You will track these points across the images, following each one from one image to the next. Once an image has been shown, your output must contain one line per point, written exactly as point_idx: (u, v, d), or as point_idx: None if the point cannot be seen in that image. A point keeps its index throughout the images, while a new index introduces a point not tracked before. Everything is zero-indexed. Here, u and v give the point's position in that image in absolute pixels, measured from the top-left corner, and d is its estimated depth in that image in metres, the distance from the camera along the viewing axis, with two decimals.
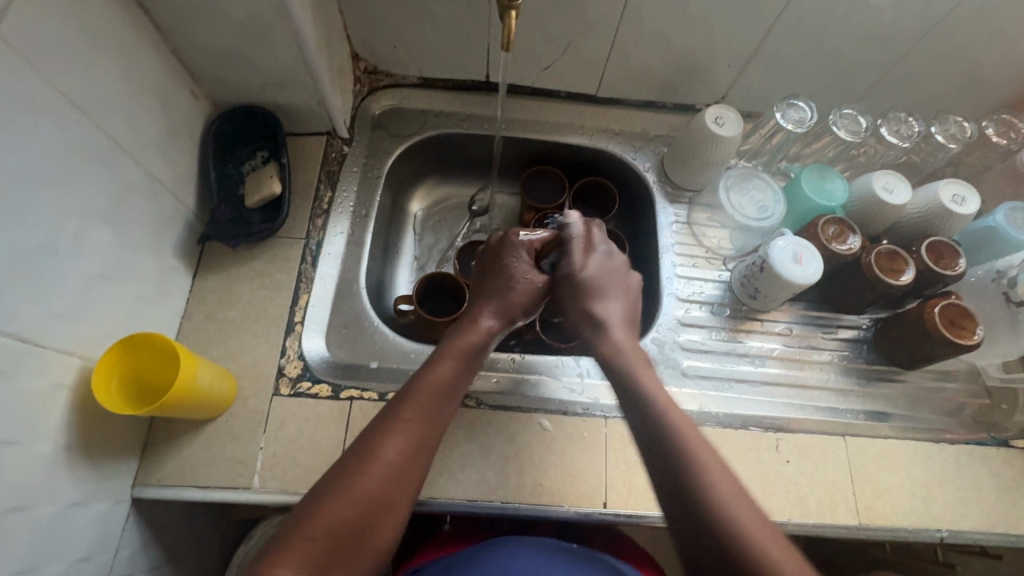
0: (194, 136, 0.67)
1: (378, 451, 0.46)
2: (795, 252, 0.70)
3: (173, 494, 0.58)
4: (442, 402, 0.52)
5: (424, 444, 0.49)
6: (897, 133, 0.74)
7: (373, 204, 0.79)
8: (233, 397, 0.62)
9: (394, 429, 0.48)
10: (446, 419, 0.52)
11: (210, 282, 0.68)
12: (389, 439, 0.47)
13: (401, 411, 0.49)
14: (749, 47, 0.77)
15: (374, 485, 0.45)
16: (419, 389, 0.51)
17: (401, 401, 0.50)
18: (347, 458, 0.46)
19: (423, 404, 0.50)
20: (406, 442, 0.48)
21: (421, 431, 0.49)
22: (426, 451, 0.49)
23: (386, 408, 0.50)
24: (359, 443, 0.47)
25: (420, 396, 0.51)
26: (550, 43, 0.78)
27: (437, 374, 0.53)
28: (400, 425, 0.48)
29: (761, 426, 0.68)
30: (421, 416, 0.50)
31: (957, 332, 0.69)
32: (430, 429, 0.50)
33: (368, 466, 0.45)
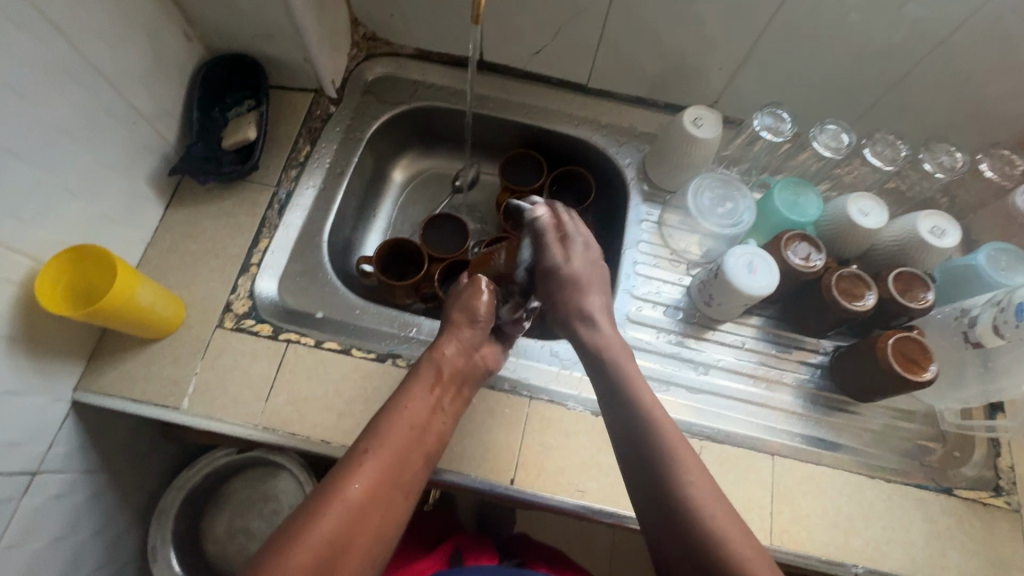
0: (183, 76, 0.71)
1: (340, 489, 0.49)
2: (750, 262, 0.68)
3: (109, 403, 0.63)
4: (412, 438, 0.54)
5: (388, 481, 0.51)
6: (880, 154, 0.72)
7: (350, 163, 0.82)
8: (177, 323, 0.66)
9: (358, 466, 0.50)
10: (418, 453, 0.54)
11: (180, 215, 0.72)
12: (352, 477, 0.49)
13: (366, 447, 0.52)
14: (740, 51, 0.75)
15: (334, 525, 0.47)
16: (387, 425, 0.54)
17: (368, 439, 0.53)
18: (308, 501, 0.48)
19: (392, 442, 0.53)
20: (372, 478, 0.50)
21: (385, 469, 0.51)
22: (392, 487, 0.51)
23: (354, 446, 0.53)
24: (323, 484, 0.50)
25: (387, 432, 0.53)
26: (540, 27, 0.79)
27: (410, 411, 0.56)
28: (363, 465, 0.50)
29: (689, 432, 0.67)
30: (387, 452, 0.52)
31: (908, 367, 0.65)
32: (397, 464, 0.52)
33: (330, 507, 0.48)
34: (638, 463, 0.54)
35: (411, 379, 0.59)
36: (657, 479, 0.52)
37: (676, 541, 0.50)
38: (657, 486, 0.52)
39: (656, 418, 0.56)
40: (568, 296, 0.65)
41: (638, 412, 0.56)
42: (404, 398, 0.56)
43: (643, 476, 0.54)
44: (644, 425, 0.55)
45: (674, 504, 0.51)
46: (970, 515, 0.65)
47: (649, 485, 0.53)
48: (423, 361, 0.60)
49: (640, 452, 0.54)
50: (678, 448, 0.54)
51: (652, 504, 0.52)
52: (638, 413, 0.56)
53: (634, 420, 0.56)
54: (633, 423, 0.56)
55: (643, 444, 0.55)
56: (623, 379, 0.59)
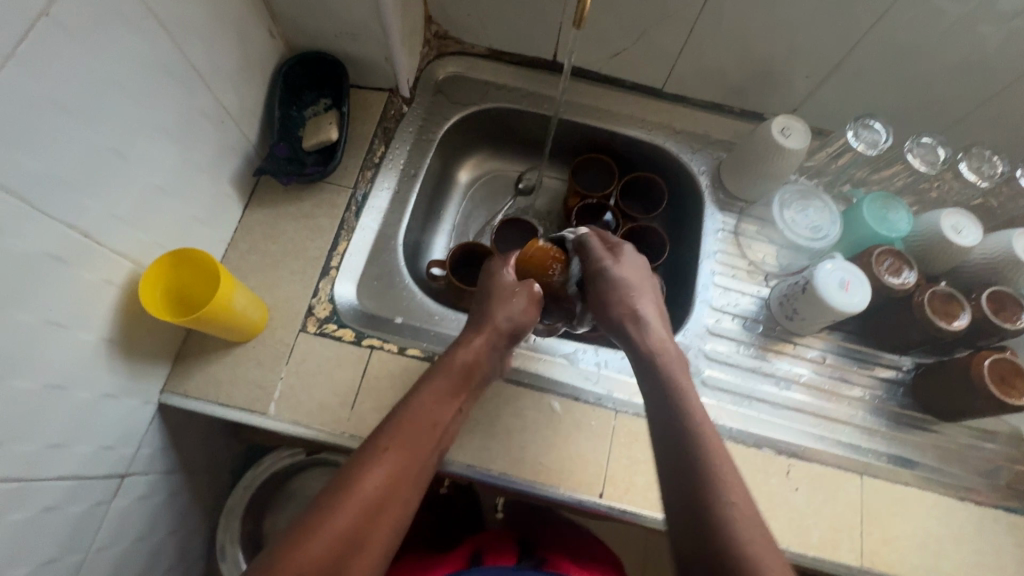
0: (265, 73, 0.69)
1: (354, 484, 0.47)
2: (843, 278, 0.67)
3: (196, 407, 0.62)
4: (425, 431, 0.53)
5: (403, 473, 0.50)
6: (976, 170, 0.70)
7: (423, 165, 0.81)
8: (262, 326, 0.65)
9: (374, 461, 0.49)
10: (429, 447, 0.53)
11: (259, 215, 0.71)
12: (366, 472, 0.48)
13: (383, 442, 0.51)
14: (831, 60, 0.73)
15: (348, 519, 0.45)
16: (404, 422, 0.52)
17: (384, 432, 0.52)
18: (323, 495, 0.47)
19: (407, 438, 0.51)
20: (387, 473, 0.49)
21: (401, 461, 0.50)
22: (406, 480, 0.50)
23: (369, 439, 0.52)
24: (337, 478, 0.48)
25: (402, 428, 0.52)
26: (624, 30, 0.77)
27: (423, 404, 0.54)
28: (378, 458, 0.49)
29: (775, 449, 0.66)
30: (402, 449, 0.51)
31: (1005, 391, 0.64)
32: (412, 461, 0.51)
33: (343, 499, 0.46)
34: (674, 469, 0.50)
35: (426, 378, 0.57)
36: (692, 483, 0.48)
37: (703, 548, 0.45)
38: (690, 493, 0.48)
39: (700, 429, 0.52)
40: (617, 300, 0.64)
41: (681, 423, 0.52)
42: (419, 394, 0.55)
43: (679, 482, 0.49)
44: (686, 433, 0.52)
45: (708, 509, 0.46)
46: None
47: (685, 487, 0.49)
48: (442, 361, 0.59)
49: (682, 450, 0.51)
50: (719, 458, 0.50)
51: (681, 509, 0.48)
52: (686, 425, 0.52)
53: (676, 423, 0.53)
54: (673, 426, 0.53)
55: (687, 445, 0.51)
56: (673, 387, 0.56)
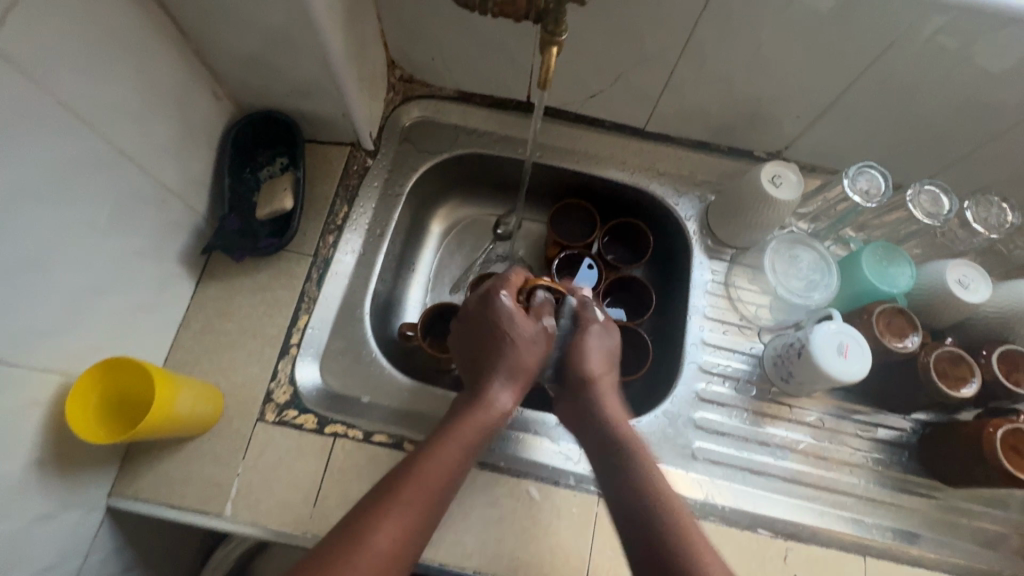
0: (212, 139, 0.65)
1: (366, 537, 0.44)
2: (841, 342, 0.62)
3: (147, 510, 0.58)
4: (444, 485, 0.50)
5: (416, 533, 0.46)
6: (984, 221, 0.64)
7: (390, 222, 0.76)
8: (216, 417, 0.60)
9: (389, 512, 0.46)
10: (444, 502, 0.50)
11: (212, 291, 0.66)
12: (378, 526, 0.45)
13: (399, 491, 0.47)
14: (822, 100, 0.68)
15: None
16: (422, 471, 0.49)
17: (405, 475, 0.49)
18: (328, 545, 0.43)
19: (424, 489, 0.48)
20: (400, 528, 0.45)
21: (416, 519, 0.46)
22: (416, 540, 0.46)
23: (381, 485, 0.48)
24: (345, 526, 0.45)
25: (421, 481, 0.48)
26: (599, 71, 0.72)
27: (444, 454, 0.51)
28: (393, 511, 0.46)
29: (771, 530, 0.62)
30: (418, 504, 0.47)
31: (1016, 462, 0.59)
32: (423, 523, 0.47)
33: (351, 554, 0.43)
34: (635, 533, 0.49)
35: (445, 429, 0.54)
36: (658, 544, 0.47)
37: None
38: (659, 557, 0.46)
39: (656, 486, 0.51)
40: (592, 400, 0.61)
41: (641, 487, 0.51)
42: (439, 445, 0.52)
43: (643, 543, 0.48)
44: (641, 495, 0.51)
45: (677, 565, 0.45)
46: None
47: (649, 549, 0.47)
48: (463, 413, 0.55)
49: (646, 517, 0.49)
50: (675, 511, 0.49)
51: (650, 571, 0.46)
52: (630, 461, 0.54)
53: (631, 486, 0.52)
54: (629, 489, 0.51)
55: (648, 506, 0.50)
56: (629, 452, 0.54)
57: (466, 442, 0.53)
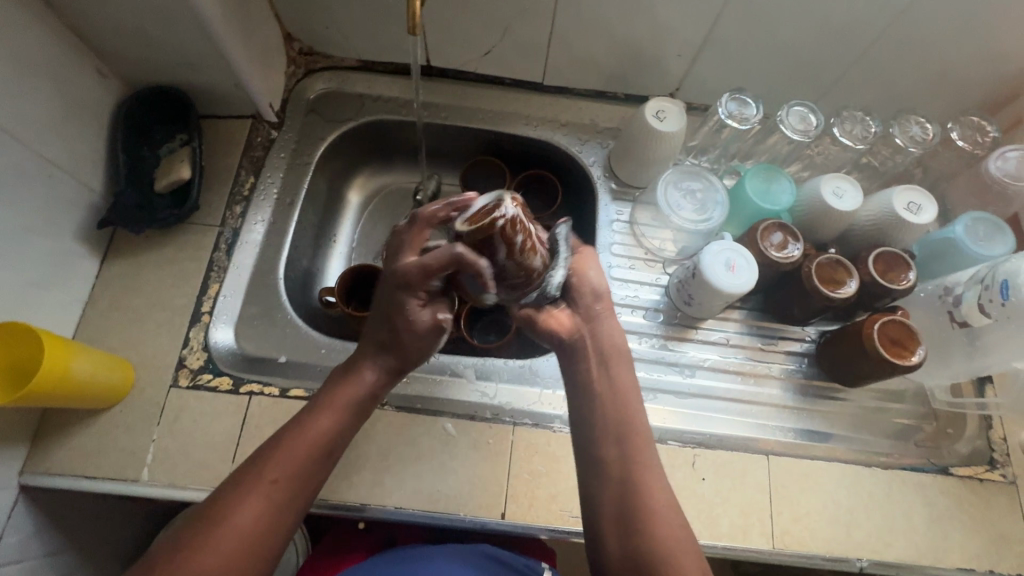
0: (102, 116, 0.65)
1: (228, 517, 0.44)
2: (728, 259, 0.65)
3: (61, 483, 0.58)
4: (319, 457, 0.49)
5: (284, 506, 0.46)
6: (850, 133, 0.70)
7: (300, 191, 0.77)
8: (127, 388, 0.61)
9: (251, 492, 0.45)
10: (323, 471, 0.49)
11: (118, 268, 0.67)
12: (241, 507, 0.44)
13: (265, 468, 0.46)
14: (697, 37, 0.72)
15: (215, 558, 0.42)
16: (290, 445, 0.48)
17: (270, 453, 0.48)
18: (192, 526, 0.44)
19: (293, 466, 0.47)
20: (265, 506, 0.45)
21: (284, 491, 0.46)
22: (284, 513, 0.46)
23: (249, 463, 0.47)
24: (211, 505, 0.45)
25: (287, 456, 0.47)
26: (486, 27, 0.74)
27: (316, 427, 0.49)
28: (256, 489, 0.45)
29: (680, 441, 0.65)
30: (284, 478, 0.46)
31: (896, 352, 0.64)
32: (294, 492, 0.47)
33: (212, 534, 0.43)
34: (600, 454, 0.49)
35: (324, 391, 0.52)
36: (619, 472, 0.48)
37: (618, 524, 0.46)
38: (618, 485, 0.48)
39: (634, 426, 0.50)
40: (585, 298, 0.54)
41: (619, 410, 0.51)
42: (314, 413, 0.50)
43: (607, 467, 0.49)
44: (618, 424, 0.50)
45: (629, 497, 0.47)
46: (969, 493, 0.64)
47: (605, 469, 0.49)
48: (339, 378, 0.53)
49: (612, 442, 0.50)
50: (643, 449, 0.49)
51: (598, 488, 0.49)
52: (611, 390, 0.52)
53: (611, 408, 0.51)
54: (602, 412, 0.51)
55: (622, 438, 0.50)
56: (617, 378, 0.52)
57: (340, 414, 0.51)
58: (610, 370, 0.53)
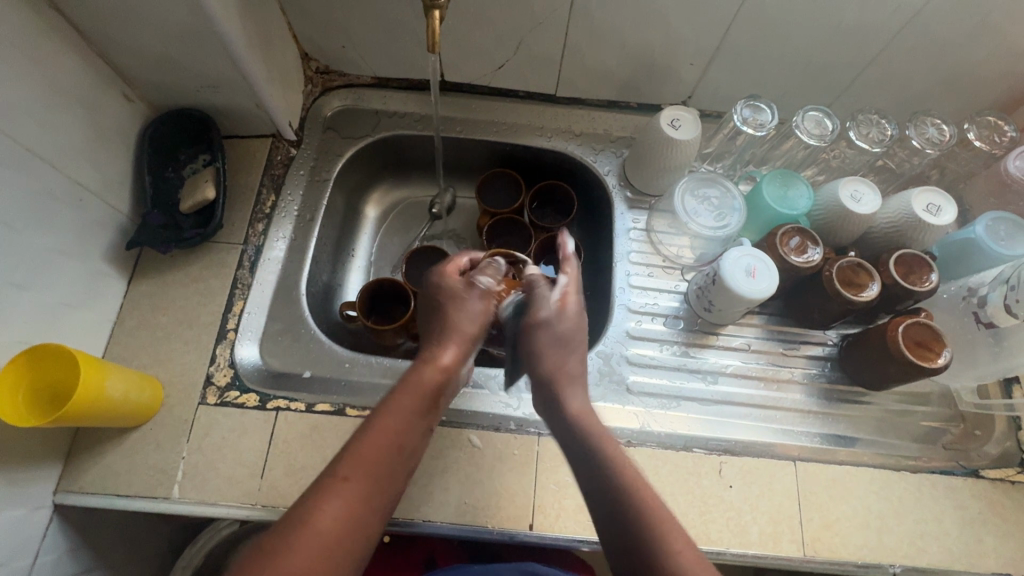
0: (128, 139, 0.67)
1: (310, 519, 0.40)
2: (748, 264, 0.66)
3: (95, 502, 0.58)
4: (398, 451, 0.46)
5: (368, 501, 0.43)
6: (866, 136, 0.70)
7: (319, 207, 0.78)
8: (156, 405, 0.62)
9: (329, 490, 0.42)
10: (403, 467, 0.46)
11: (145, 287, 0.68)
12: (321, 505, 0.41)
13: (340, 466, 0.43)
14: (710, 45, 0.72)
15: (300, 562, 0.38)
16: (366, 441, 0.45)
17: (348, 449, 0.45)
18: (273, 531, 0.40)
19: (368, 463, 0.44)
20: (349, 504, 0.42)
21: (366, 487, 0.43)
22: (368, 510, 0.43)
23: (330, 461, 0.44)
24: (290, 508, 0.41)
25: (363, 453, 0.44)
26: (500, 41, 0.75)
27: (390, 418, 0.47)
28: (339, 487, 0.42)
29: (706, 448, 0.65)
30: (367, 474, 0.43)
31: (920, 354, 0.63)
32: (376, 490, 0.43)
33: (297, 537, 0.39)
34: (594, 492, 0.47)
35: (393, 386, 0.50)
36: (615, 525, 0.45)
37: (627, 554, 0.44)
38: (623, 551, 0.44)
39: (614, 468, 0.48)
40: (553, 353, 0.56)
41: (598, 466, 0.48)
42: (383, 409, 0.48)
43: (612, 527, 0.45)
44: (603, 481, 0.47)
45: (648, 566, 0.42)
46: (1001, 496, 0.64)
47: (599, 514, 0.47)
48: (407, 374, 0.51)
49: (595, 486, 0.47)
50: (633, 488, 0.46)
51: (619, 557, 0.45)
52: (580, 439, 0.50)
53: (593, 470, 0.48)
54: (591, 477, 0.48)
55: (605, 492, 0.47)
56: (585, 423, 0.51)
57: (413, 399, 0.49)
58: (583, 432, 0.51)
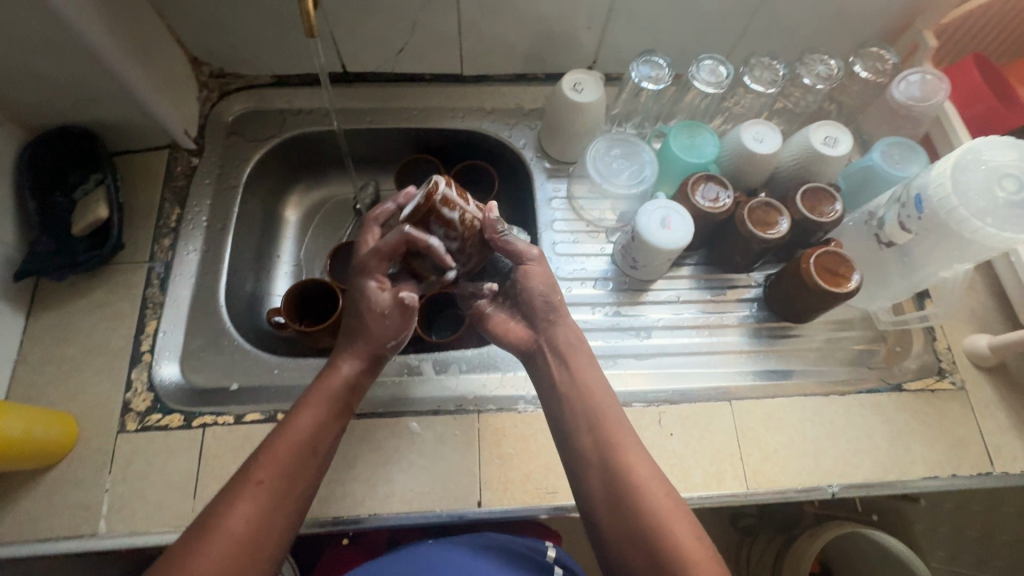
0: (3, 166, 0.62)
1: (220, 523, 0.45)
2: (663, 216, 0.67)
3: (13, 552, 0.55)
4: (304, 457, 0.50)
5: (276, 508, 0.47)
6: (760, 79, 0.72)
7: (230, 215, 0.75)
8: (72, 440, 0.59)
9: (240, 498, 0.46)
10: (312, 473, 0.50)
11: (47, 320, 0.64)
12: (232, 512, 0.45)
13: (251, 476, 0.47)
14: (602, 6, 0.72)
15: (210, 562, 0.43)
16: (272, 454, 0.49)
17: (257, 457, 0.49)
18: (190, 532, 0.45)
19: (278, 468, 0.48)
20: (254, 510, 0.46)
21: (272, 494, 0.47)
22: (278, 516, 0.47)
23: (244, 465, 0.49)
24: (203, 517, 0.46)
25: (274, 458, 0.49)
26: (394, 23, 0.74)
27: (298, 423, 0.51)
28: (248, 494, 0.46)
29: (644, 401, 0.66)
30: (277, 480, 0.48)
31: (834, 281, 0.66)
32: (282, 491, 0.48)
33: (209, 539, 0.44)
34: (584, 435, 0.52)
35: (301, 397, 0.53)
36: (596, 458, 0.51)
37: (608, 504, 0.49)
38: (605, 494, 0.49)
39: (614, 438, 0.51)
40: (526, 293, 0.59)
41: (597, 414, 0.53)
42: (292, 420, 0.51)
43: (601, 490, 0.50)
44: (617, 472, 0.50)
45: (643, 540, 0.46)
46: (923, 405, 0.67)
47: (587, 465, 0.51)
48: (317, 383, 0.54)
49: (587, 433, 0.52)
50: (641, 467, 0.50)
51: (602, 512, 0.49)
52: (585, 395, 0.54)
53: (587, 425, 0.53)
54: (595, 445, 0.51)
55: (596, 427, 0.52)
56: (578, 375, 0.55)
57: (321, 412, 0.52)
58: (569, 366, 0.56)
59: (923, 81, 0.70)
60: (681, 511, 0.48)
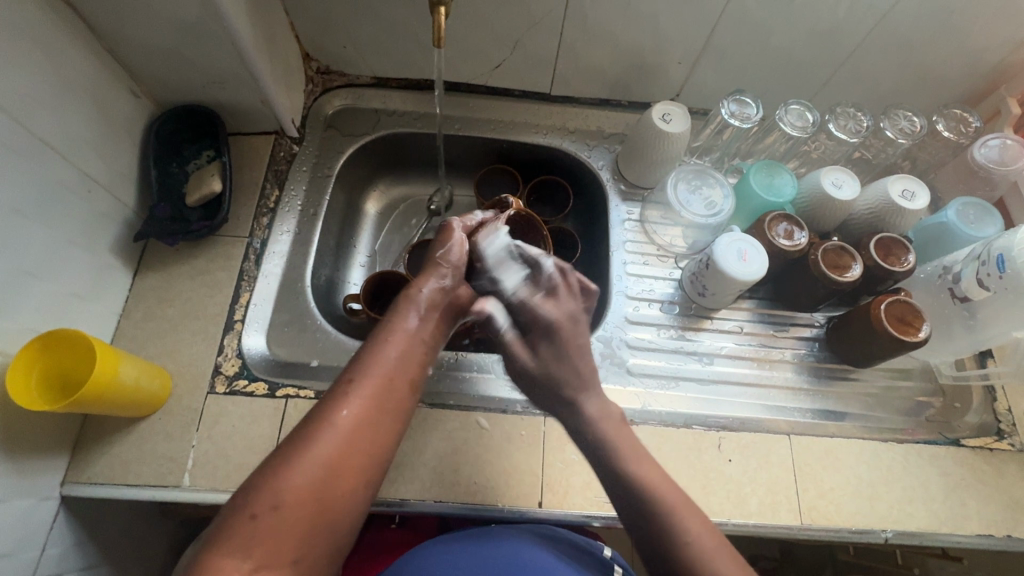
0: (134, 134, 0.67)
1: (328, 415, 0.44)
2: (740, 249, 0.69)
3: (103, 492, 0.58)
4: (402, 359, 0.50)
5: (379, 401, 0.47)
6: (845, 128, 0.75)
7: (322, 202, 0.79)
8: (166, 394, 0.62)
9: (343, 393, 0.46)
10: (411, 374, 0.50)
11: (151, 280, 0.69)
12: (341, 403, 0.45)
13: (353, 375, 0.47)
14: (697, 45, 0.76)
15: (326, 449, 0.43)
16: (371, 356, 0.49)
17: (355, 362, 0.49)
18: (295, 431, 0.44)
19: (379, 368, 0.48)
20: (361, 402, 0.46)
21: (376, 389, 0.47)
22: (383, 409, 0.47)
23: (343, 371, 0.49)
24: (310, 411, 0.45)
25: (372, 360, 0.49)
26: (498, 40, 0.78)
27: (394, 333, 0.52)
28: (353, 387, 0.46)
29: (705, 425, 0.67)
30: (378, 376, 0.48)
31: (903, 329, 0.67)
32: (384, 386, 0.48)
33: (320, 428, 0.44)
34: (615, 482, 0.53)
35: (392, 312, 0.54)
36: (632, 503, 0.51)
37: (652, 546, 0.49)
38: (645, 535, 0.50)
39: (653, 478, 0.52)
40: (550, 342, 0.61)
41: (618, 454, 0.54)
42: (388, 327, 0.52)
43: (643, 533, 0.50)
44: (653, 513, 0.50)
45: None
46: (980, 463, 0.67)
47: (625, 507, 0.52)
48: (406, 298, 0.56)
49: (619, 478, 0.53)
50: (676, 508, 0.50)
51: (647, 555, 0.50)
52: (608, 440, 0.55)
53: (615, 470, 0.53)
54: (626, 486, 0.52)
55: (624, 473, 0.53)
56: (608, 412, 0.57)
57: (416, 322, 0.53)
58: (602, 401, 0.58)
59: (1003, 147, 0.72)
60: (726, 546, 0.49)
